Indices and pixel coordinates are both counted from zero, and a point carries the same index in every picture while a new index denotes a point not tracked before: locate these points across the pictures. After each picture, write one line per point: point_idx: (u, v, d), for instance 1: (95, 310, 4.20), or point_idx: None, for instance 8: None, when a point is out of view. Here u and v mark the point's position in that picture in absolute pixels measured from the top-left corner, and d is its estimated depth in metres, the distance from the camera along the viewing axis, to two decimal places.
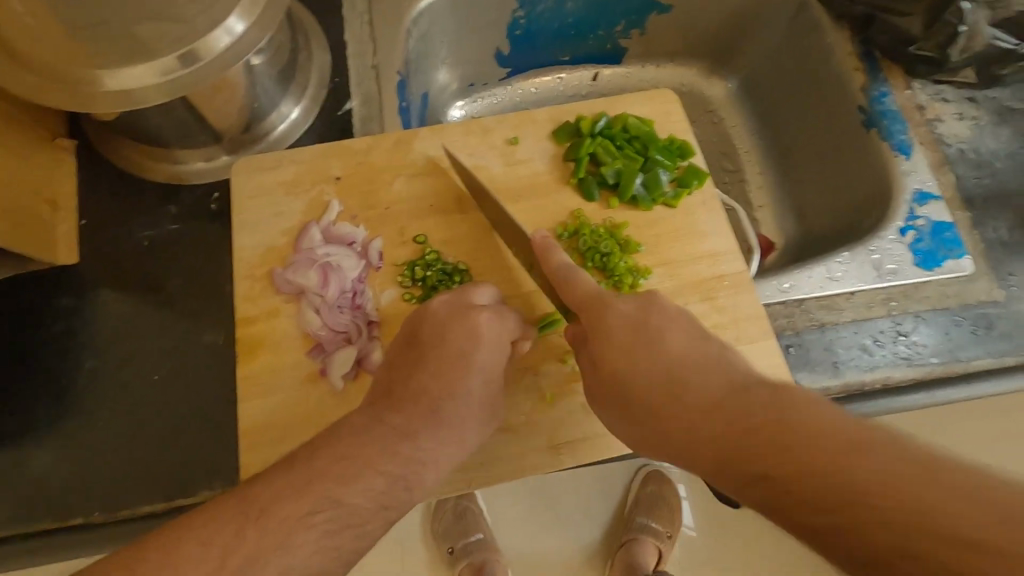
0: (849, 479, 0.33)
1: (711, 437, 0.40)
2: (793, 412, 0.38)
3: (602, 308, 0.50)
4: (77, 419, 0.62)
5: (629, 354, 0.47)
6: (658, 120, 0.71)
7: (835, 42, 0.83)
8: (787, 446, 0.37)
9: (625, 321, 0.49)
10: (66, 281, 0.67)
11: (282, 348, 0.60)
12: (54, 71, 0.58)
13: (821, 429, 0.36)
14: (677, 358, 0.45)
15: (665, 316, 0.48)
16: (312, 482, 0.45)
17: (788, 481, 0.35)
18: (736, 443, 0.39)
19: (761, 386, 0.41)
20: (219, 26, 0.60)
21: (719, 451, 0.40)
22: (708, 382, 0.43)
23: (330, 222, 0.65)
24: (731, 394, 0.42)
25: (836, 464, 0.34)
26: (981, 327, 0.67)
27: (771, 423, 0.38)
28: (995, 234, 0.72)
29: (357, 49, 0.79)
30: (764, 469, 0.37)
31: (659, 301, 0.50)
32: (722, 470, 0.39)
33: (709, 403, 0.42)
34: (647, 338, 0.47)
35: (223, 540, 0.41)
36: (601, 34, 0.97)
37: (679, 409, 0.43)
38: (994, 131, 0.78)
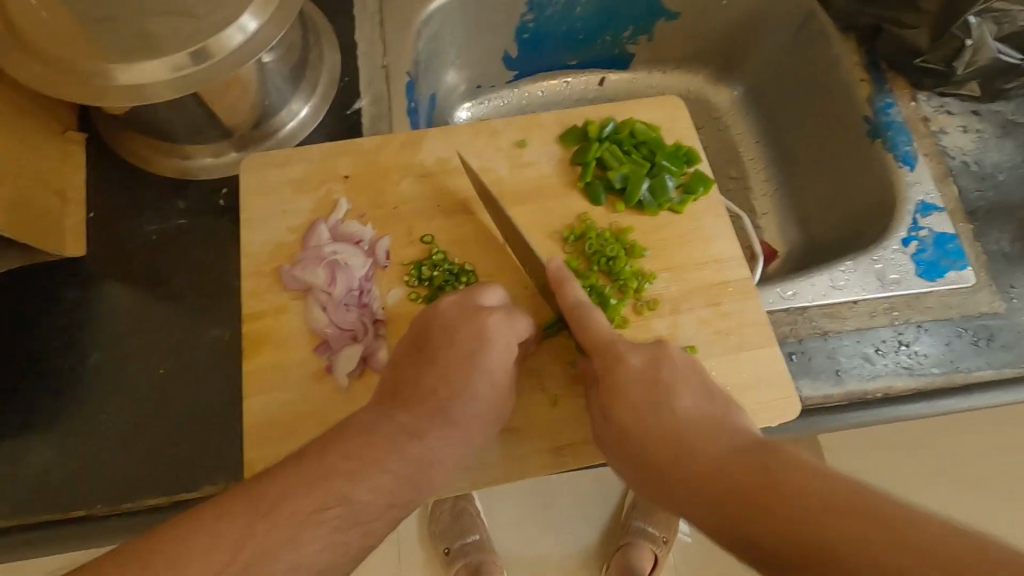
0: (832, 534, 0.33)
1: (708, 495, 0.40)
2: (785, 474, 0.37)
3: (613, 359, 0.50)
4: (82, 411, 0.63)
5: (636, 406, 0.47)
6: (665, 126, 0.71)
7: (842, 53, 0.83)
8: (779, 507, 0.36)
9: (637, 374, 0.49)
10: (73, 274, 0.67)
11: (289, 344, 0.60)
12: (66, 64, 0.58)
13: (811, 489, 0.35)
14: (687, 414, 0.45)
15: (676, 370, 0.48)
16: (324, 478, 0.45)
17: (777, 542, 0.35)
18: (732, 501, 0.38)
19: (762, 445, 0.41)
20: (233, 24, 0.60)
21: (715, 510, 0.39)
22: (714, 439, 0.43)
23: (338, 220, 0.65)
24: (734, 454, 0.41)
25: (820, 524, 0.33)
26: (983, 338, 0.68)
27: (767, 483, 0.37)
28: (997, 246, 0.73)
29: (367, 49, 0.79)
30: (769, 537, 0.35)
31: (671, 352, 0.50)
32: (719, 530, 0.38)
33: (715, 465, 0.40)
34: (655, 391, 0.47)
35: (233, 532, 0.41)
36: (609, 39, 0.98)
37: (681, 465, 0.42)
38: (998, 144, 0.78)
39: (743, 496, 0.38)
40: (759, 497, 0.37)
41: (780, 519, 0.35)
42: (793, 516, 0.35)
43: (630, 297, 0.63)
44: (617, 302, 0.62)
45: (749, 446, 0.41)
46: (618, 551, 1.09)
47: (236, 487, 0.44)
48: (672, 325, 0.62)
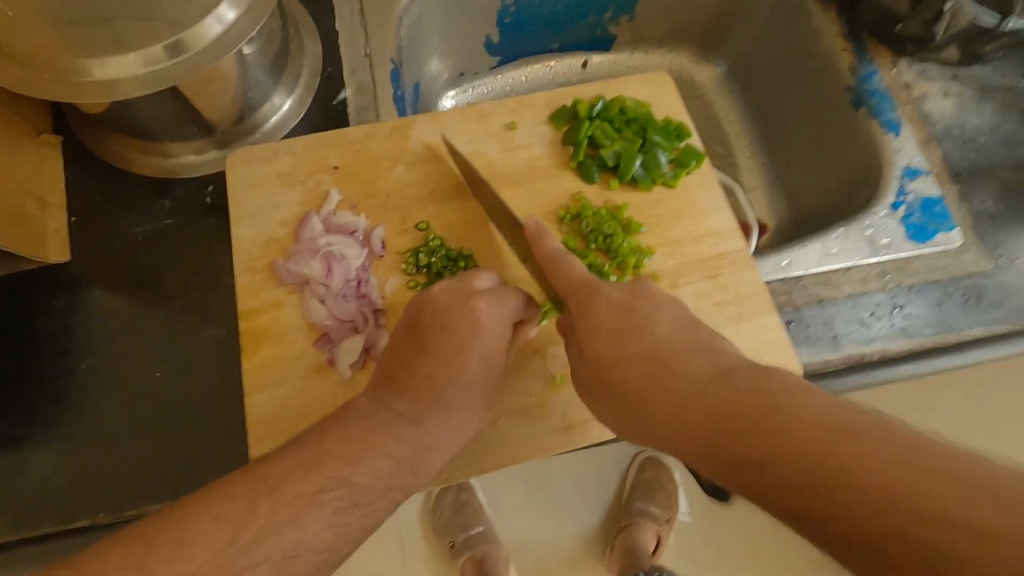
0: (830, 460, 0.32)
1: (691, 417, 0.40)
2: (780, 398, 0.37)
3: (587, 294, 0.50)
4: (77, 418, 0.61)
5: (613, 342, 0.47)
6: (654, 103, 0.71)
7: (822, 24, 0.84)
8: (761, 423, 0.36)
9: (612, 307, 0.49)
10: (58, 280, 0.65)
11: (287, 339, 0.59)
12: (39, 60, 0.56)
13: (811, 413, 0.35)
14: (662, 342, 0.45)
15: (654, 303, 0.48)
16: (322, 462, 0.45)
17: (772, 466, 0.35)
18: (725, 431, 0.38)
19: (744, 371, 0.41)
20: (210, 14, 0.58)
21: (698, 432, 0.40)
22: (694, 366, 0.43)
23: (330, 211, 0.64)
24: (718, 380, 0.41)
25: (807, 440, 0.34)
26: (972, 297, 0.69)
27: (755, 409, 0.37)
28: (981, 207, 0.74)
29: (349, 38, 0.78)
30: (745, 456, 0.36)
31: (648, 286, 0.50)
32: (707, 459, 0.39)
33: (690, 389, 0.42)
34: (633, 319, 0.47)
35: (238, 514, 0.41)
36: (590, 21, 0.97)
37: (662, 395, 0.43)
38: (977, 108, 0.80)
39: (736, 426, 0.38)
40: (748, 423, 0.37)
41: (769, 444, 0.35)
42: (781, 436, 0.35)
43: (628, 273, 0.63)
44: (617, 279, 0.62)
45: (731, 370, 0.41)
46: (621, 532, 1.11)
47: (234, 475, 0.44)
48: (671, 299, 0.63)
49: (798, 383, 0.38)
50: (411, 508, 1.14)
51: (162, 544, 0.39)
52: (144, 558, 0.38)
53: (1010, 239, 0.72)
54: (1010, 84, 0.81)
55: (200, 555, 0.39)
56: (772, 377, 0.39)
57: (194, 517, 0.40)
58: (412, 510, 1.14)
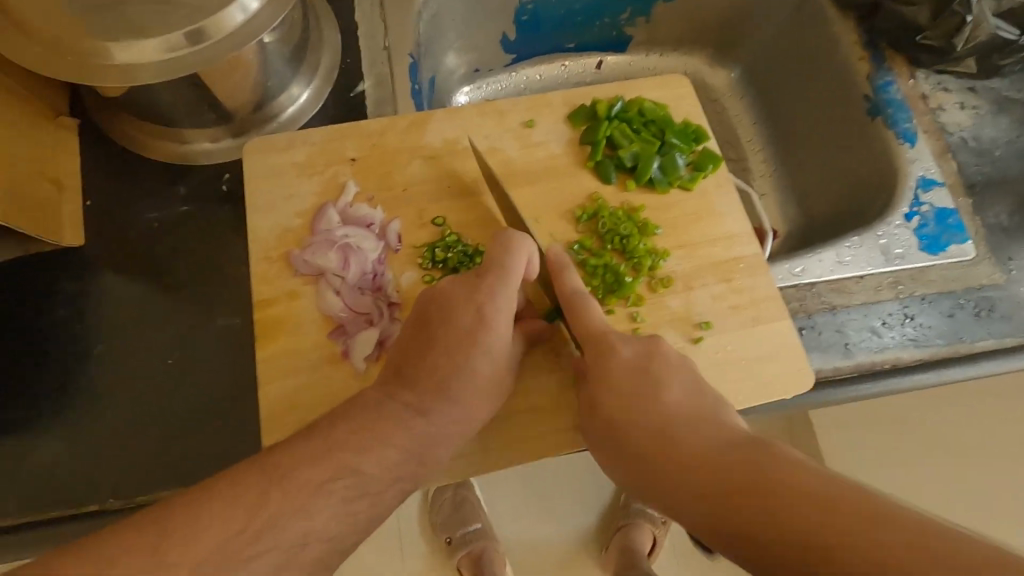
0: (825, 523, 0.33)
1: (693, 484, 0.41)
2: (779, 468, 0.38)
3: (605, 352, 0.51)
4: (89, 403, 0.61)
5: (624, 402, 0.48)
6: (672, 105, 0.71)
7: (840, 33, 0.84)
8: (765, 490, 0.37)
9: (628, 366, 0.50)
10: (72, 264, 0.65)
11: (301, 330, 0.59)
12: (61, 41, 0.56)
13: (808, 484, 0.36)
14: (667, 405, 0.47)
15: (666, 363, 0.50)
16: (332, 450, 0.45)
17: (771, 539, 0.35)
18: (717, 493, 0.39)
19: (744, 441, 0.42)
20: (235, 2, 0.58)
21: (700, 503, 0.40)
22: (698, 432, 0.44)
23: (347, 203, 0.64)
24: (722, 447, 0.42)
25: (810, 514, 0.34)
26: (983, 309, 0.69)
27: (751, 477, 0.38)
28: (995, 219, 0.74)
29: (368, 30, 0.78)
30: (741, 526, 0.37)
31: (664, 347, 0.52)
32: (707, 527, 0.39)
33: (691, 455, 0.43)
34: (642, 381, 0.49)
35: (250, 499, 0.41)
36: (607, 22, 0.97)
37: (665, 462, 0.44)
38: (994, 121, 0.80)
39: (732, 489, 0.39)
40: (744, 487, 0.38)
41: (768, 518, 0.35)
42: (774, 510, 0.35)
43: (644, 275, 0.63)
44: (633, 280, 0.62)
45: (736, 439, 0.42)
46: (618, 532, 1.10)
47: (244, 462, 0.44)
48: (686, 302, 0.63)
49: (797, 455, 0.39)
50: (409, 505, 1.15)
51: (174, 526, 0.39)
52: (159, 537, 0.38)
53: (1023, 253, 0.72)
54: None
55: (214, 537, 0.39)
56: (773, 448, 0.40)
57: (205, 499, 0.41)
58: (411, 507, 1.15)
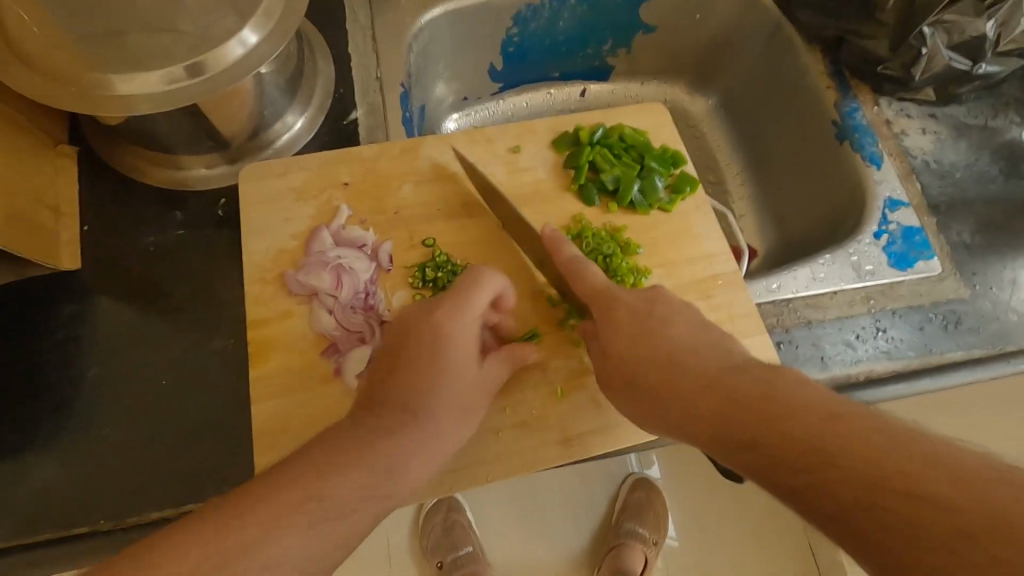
0: (832, 447, 0.36)
1: (706, 409, 0.44)
2: (796, 395, 0.41)
3: (607, 302, 0.55)
4: (81, 426, 0.61)
5: (630, 344, 0.51)
6: (651, 131, 0.75)
7: (809, 63, 0.89)
8: (780, 416, 0.40)
9: (631, 313, 0.53)
10: (68, 288, 0.67)
11: (294, 349, 0.61)
12: (65, 73, 0.59)
13: (822, 412, 0.39)
14: (676, 340, 0.50)
15: (667, 307, 0.53)
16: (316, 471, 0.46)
17: (785, 453, 0.38)
18: (731, 418, 0.43)
19: (747, 369, 0.45)
20: (234, 38, 0.61)
21: (718, 427, 0.43)
22: (705, 362, 0.47)
23: (340, 225, 0.66)
24: (730, 375, 0.45)
25: (822, 429, 0.38)
26: (951, 322, 0.73)
27: (766, 399, 0.42)
28: (959, 237, 0.78)
29: (361, 61, 0.81)
30: (752, 439, 0.41)
31: (664, 294, 0.55)
32: (724, 445, 0.43)
33: (705, 383, 0.46)
34: (648, 323, 0.52)
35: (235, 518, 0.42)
36: (590, 52, 1.02)
37: (675, 390, 0.47)
38: (953, 145, 0.85)
39: (745, 415, 0.42)
40: (758, 413, 0.41)
41: (783, 435, 0.39)
42: (790, 428, 0.39)
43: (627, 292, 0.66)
44: None
45: (741, 367, 0.46)
46: (611, 551, 1.12)
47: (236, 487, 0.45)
48: None
49: (808, 387, 0.42)
50: (400, 529, 1.15)
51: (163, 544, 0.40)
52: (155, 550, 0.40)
53: (986, 269, 0.76)
54: (983, 123, 0.86)
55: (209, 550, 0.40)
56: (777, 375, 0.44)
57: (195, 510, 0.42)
58: (401, 532, 1.15)
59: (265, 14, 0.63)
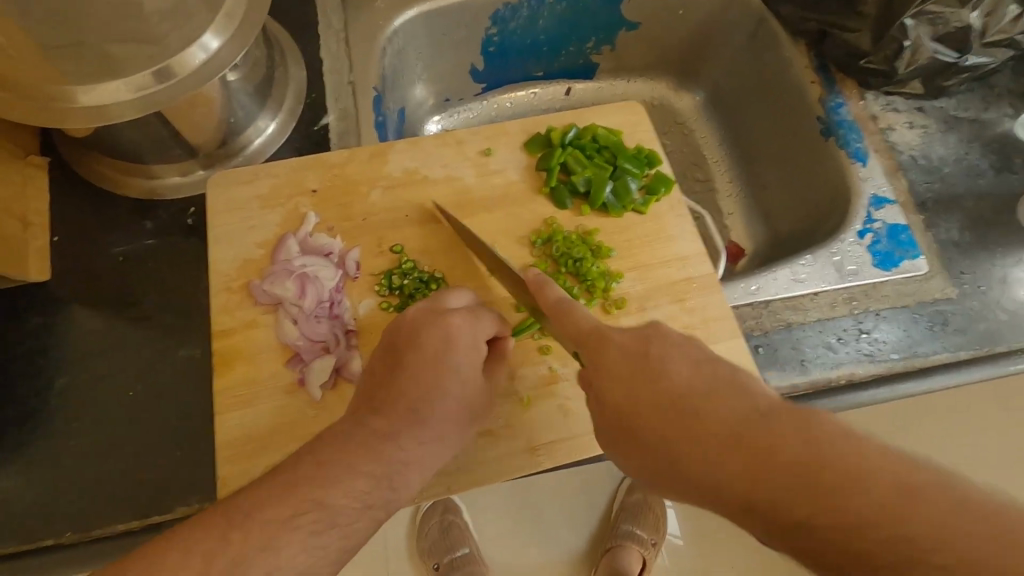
0: (909, 531, 0.29)
1: (730, 476, 0.35)
2: (848, 454, 0.33)
3: (598, 343, 0.45)
4: (48, 438, 0.61)
5: (629, 385, 0.42)
6: (627, 130, 0.73)
7: (793, 57, 0.87)
8: (833, 492, 0.32)
9: (626, 356, 0.44)
10: (39, 299, 0.67)
11: (258, 359, 0.60)
12: (23, 83, 0.58)
13: (887, 480, 0.31)
14: (685, 382, 0.40)
15: (667, 343, 0.43)
16: (297, 484, 0.43)
17: (842, 538, 0.31)
18: (774, 488, 0.33)
19: (781, 414, 0.36)
20: (195, 43, 0.61)
21: (748, 501, 0.34)
22: (728, 412, 0.37)
23: (307, 233, 0.65)
24: (756, 426, 0.36)
25: (894, 508, 0.30)
26: (937, 323, 0.70)
27: (811, 466, 0.33)
28: (946, 235, 0.76)
29: (333, 66, 0.81)
30: (800, 520, 0.32)
31: (662, 328, 0.44)
32: (752, 518, 0.34)
33: (730, 438, 0.36)
34: (648, 365, 0.42)
35: (211, 541, 0.40)
36: (573, 50, 1.01)
37: (691, 447, 0.38)
38: (942, 139, 0.82)
39: (787, 485, 0.33)
40: (803, 484, 0.33)
41: (843, 519, 0.31)
42: (849, 508, 0.31)
43: (598, 297, 0.65)
44: (587, 302, 0.64)
45: (770, 414, 0.36)
46: (606, 553, 1.11)
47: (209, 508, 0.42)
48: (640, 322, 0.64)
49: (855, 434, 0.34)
50: (396, 531, 1.13)
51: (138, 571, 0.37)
52: (193, 538, 0.40)
53: (974, 267, 0.74)
54: (974, 116, 0.83)
55: (239, 543, 0.40)
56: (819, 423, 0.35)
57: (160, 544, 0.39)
58: (397, 534, 1.13)
59: (227, 17, 0.63)
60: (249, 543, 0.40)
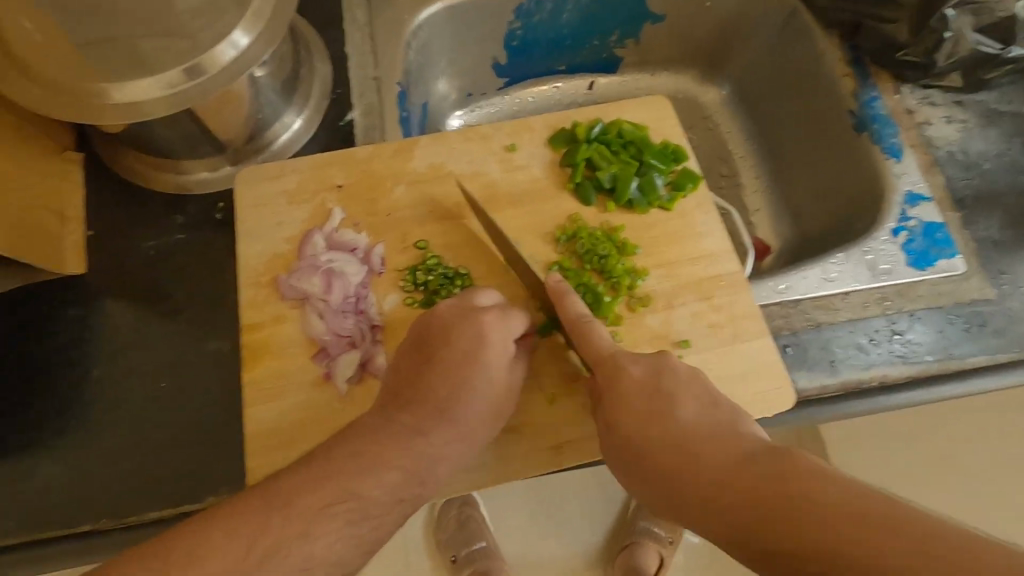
0: (866, 560, 0.32)
1: (717, 506, 0.40)
2: (812, 488, 0.36)
3: (615, 372, 0.50)
4: (84, 428, 0.63)
5: (638, 422, 0.47)
6: (653, 125, 0.72)
7: (825, 49, 0.85)
8: (803, 524, 0.35)
9: (639, 386, 0.49)
10: (75, 292, 0.68)
11: (286, 353, 0.61)
12: (60, 82, 0.59)
13: (845, 512, 0.34)
14: (688, 421, 0.45)
15: (677, 382, 0.48)
16: (332, 475, 0.44)
17: (807, 570, 0.34)
18: (751, 518, 0.38)
19: (767, 453, 0.40)
20: (224, 40, 0.61)
21: (732, 532, 0.38)
22: (719, 450, 0.42)
23: (333, 229, 0.66)
24: (740, 463, 0.41)
25: (854, 543, 0.33)
26: (975, 324, 0.68)
27: (783, 500, 0.37)
28: (986, 233, 0.73)
29: (358, 61, 0.81)
30: (776, 552, 0.36)
31: (672, 361, 0.50)
32: (736, 547, 0.38)
33: (718, 473, 0.41)
34: (656, 400, 0.48)
35: (254, 524, 0.40)
36: (597, 44, 0.99)
37: (688, 478, 0.42)
38: (982, 134, 0.79)
39: (759, 517, 0.37)
40: (776, 516, 0.36)
41: (808, 550, 0.34)
42: (814, 539, 0.34)
43: (623, 294, 0.64)
44: (611, 299, 0.63)
45: (756, 454, 0.41)
46: (623, 550, 1.09)
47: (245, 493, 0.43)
48: (666, 319, 0.63)
49: (829, 474, 0.37)
50: (414, 523, 1.14)
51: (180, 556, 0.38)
52: (234, 526, 0.40)
53: (1015, 267, 0.72)
54: (1016, 110, 0.80)
55: (276, 531, 0.40)
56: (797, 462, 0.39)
57: (199, 525, 0.40)
58: (415, 526, 1.14)
59: (255, 15, 0.63)
60: (286, 531, 0.41)
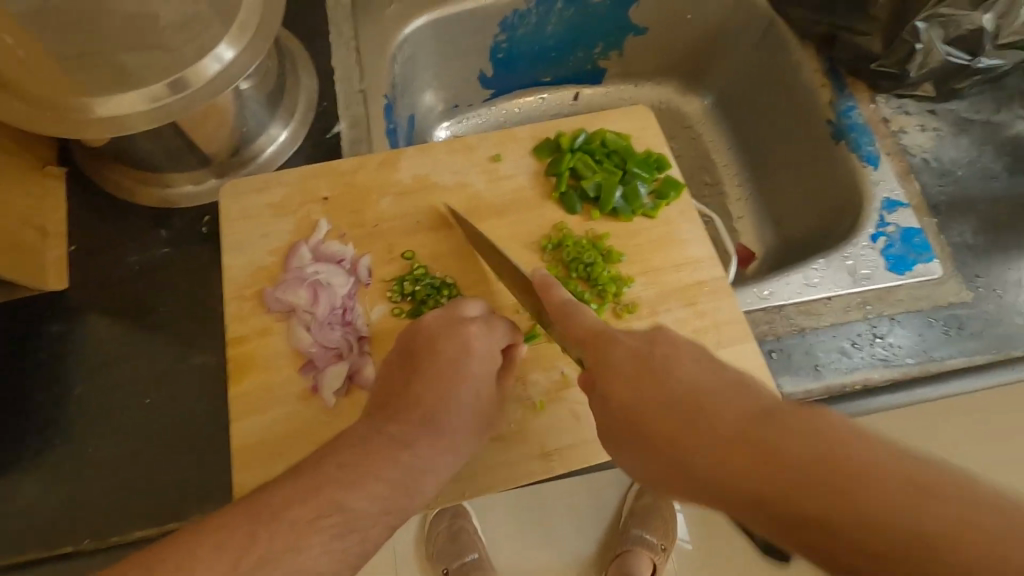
0: (918, 526, 0.28)
1: (732, 471, 0.35)
2: (847, 450, 0.32)
3: (606, 342, 0.47)
4: (66, 446, 0.62)
5: (634, 388, 0.43)
6: (635, 135, 0.73)
7: (803, 61, 0.87)
8: (841, 486, 0.31)
9: (631, 356, 0.45)
10: (57, 307, 0.67)
11: (272, 366, 0.61)
12: (46, 95, 0.59)
13: (886, 472, 0.30)
14: (688, 381, 0.41)
15: (673, 344, 0.44)
16: (320, 487, 0.43)
17: (844, 535, 0.30)
18: (781, 484, 0.33)
19: (785, 410, 0.36)
20: (208, 54, 0.61)
21: (753, 498, 0.34)
22: (728, 410, 0.38)
23: (318, 240, 0.66)
24: (756, 423, 0.36)
25: (901, 508, 0.29)
26: (952, 327, 0.70)
27: (817, 463, 0.32)
28: (960, 238, 0.75)
29: (344, 74, 0.81)
30: (808, 517, 0.31)
31: (665, 330, 0.46)
32: (756, 516, 0.34)
33: (729, 434, 0.36)
34: (654, 363, 0.43)
35: (240, 537, 0.40)
36: (581, 55, 1.01)
37: (695, 440, 0.38)
38: (955, 142, 0.82)
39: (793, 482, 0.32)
40: (810, 481, 0.32)
41: (848, 517, 0.30)
42: (855, 504, 0.30)
43: (609, 301, 0.65)
44: (598, 307, 0.64)
45: (771, 412, 0.36)
46: (616, 558, 1.09)
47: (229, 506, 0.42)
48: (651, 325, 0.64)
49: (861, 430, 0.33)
50: (405, 535, 1.14)
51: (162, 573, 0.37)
52: (218, 541, 0.39)
53: (989, 270, 0.73)
54: (986, 118, 0.83)
55: (261, 546, 0.40)
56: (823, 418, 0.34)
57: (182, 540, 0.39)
58: (407, 538, 1.14)
59: (240, 29, 0.63)
60: (271, 546, 0.40)
